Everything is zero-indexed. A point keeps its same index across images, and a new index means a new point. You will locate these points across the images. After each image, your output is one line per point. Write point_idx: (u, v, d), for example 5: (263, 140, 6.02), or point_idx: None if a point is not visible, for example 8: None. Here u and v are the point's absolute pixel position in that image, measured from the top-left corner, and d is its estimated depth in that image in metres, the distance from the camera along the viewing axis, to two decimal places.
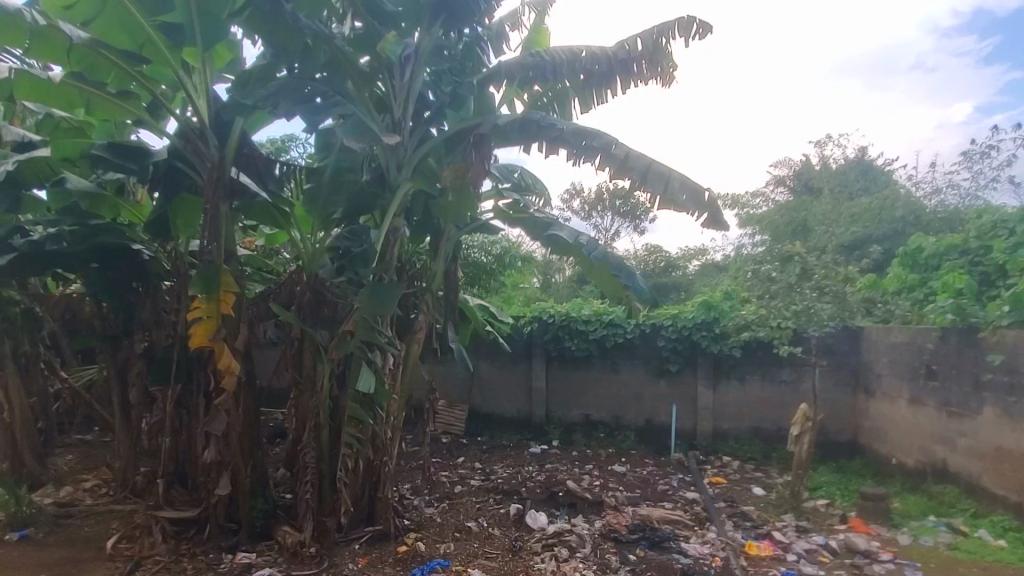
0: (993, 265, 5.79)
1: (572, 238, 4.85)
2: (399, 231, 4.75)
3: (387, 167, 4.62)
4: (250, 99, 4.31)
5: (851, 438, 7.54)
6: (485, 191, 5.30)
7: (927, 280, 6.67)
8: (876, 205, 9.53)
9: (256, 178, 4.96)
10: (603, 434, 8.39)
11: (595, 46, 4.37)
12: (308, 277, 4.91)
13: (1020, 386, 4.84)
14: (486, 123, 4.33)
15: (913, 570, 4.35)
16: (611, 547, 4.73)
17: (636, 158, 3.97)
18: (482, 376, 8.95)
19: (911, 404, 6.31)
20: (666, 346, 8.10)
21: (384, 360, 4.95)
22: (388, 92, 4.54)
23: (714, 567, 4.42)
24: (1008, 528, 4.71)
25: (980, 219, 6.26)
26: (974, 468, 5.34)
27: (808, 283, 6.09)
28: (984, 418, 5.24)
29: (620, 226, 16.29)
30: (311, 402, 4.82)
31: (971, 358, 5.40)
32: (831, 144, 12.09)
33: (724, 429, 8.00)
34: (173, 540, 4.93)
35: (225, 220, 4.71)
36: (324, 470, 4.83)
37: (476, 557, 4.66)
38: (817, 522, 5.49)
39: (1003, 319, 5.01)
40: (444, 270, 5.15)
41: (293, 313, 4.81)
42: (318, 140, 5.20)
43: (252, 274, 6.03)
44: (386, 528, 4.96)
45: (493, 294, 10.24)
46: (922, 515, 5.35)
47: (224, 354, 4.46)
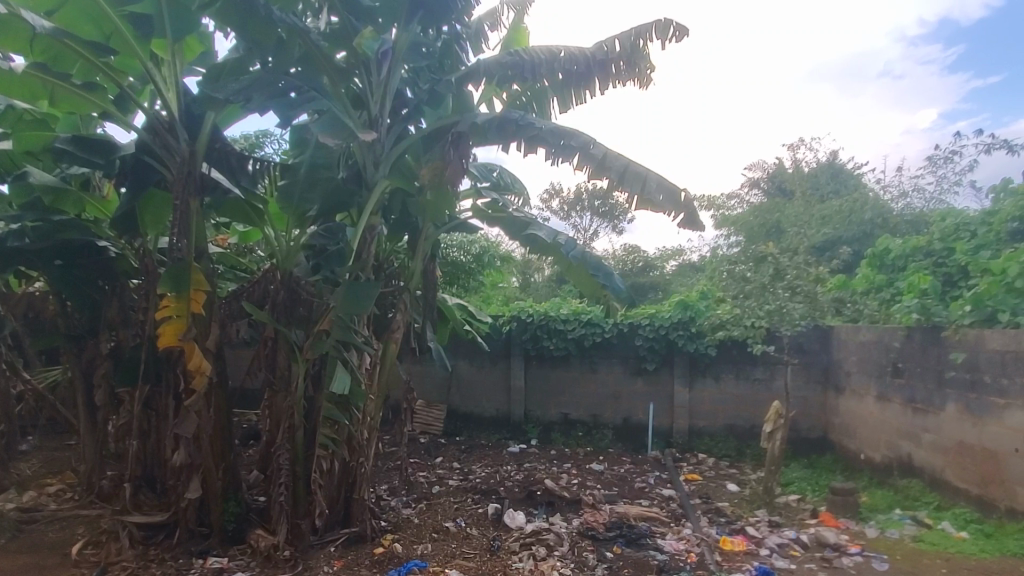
0: (956, 266, 6.00)
1: (551, 237, 4.86)
2: (376, 230, 4.70)
3: (364, 164, 4.58)
4: (222, 93, 4.20)
5: (821, 435, 7.72)
6: (463, 191, 5.28)
7: (894, 280, 6.86)
8: (846, 207, 9.79)
9: (228, 174, 4.86)
10: (581, 433, 8.44)
11: (574, 47, 4.37)
12: (283, 276, 4.82)
13: (980, 383, 5.02)
14: (464, 121, 4.32)
15: (880, 561, 4.48)
16: (588, 545, 4.76)
17: (614, 158, 4.00)
18: (461, 376, 8.92)
19: (879, 401, 6.49)
20: (643, 345, 8.19)
21: (360, 359, 4.89)
22: (365, 88, 4.49)
23: (690, 563, 4.48)
24: (970, 520, 4.89)
25: (943, 221, 6.47)
26: (937, 462, 5.53)
27: (781, 283, 6.23)
28: (947, 413, 5.42)
29: (598, 226, 16.42)
30: (286, 402, 4.73)
31: (935, 356, 5.58)
32: (803, 147, 12.38)
33: (700, 427, 8.12)
34: (141, 546, 4.79)
35: (196, 216, 4.62)
36: (298, 472, 4.75)
37: (454, 558, 4.64)
38: (789, 517, 5.62)
39: (965, 319, 5.19)
40: (422, 269, 5.12)
41: (266, 312, 4.72)
42: (293, 137, 5.11)
43: (225, 272, 5.90)
44: (363, 529, 4.91)
45: (471, 293, 10.20)
46: (889, 508, 5.51)
47: (194, 354, 4.33)
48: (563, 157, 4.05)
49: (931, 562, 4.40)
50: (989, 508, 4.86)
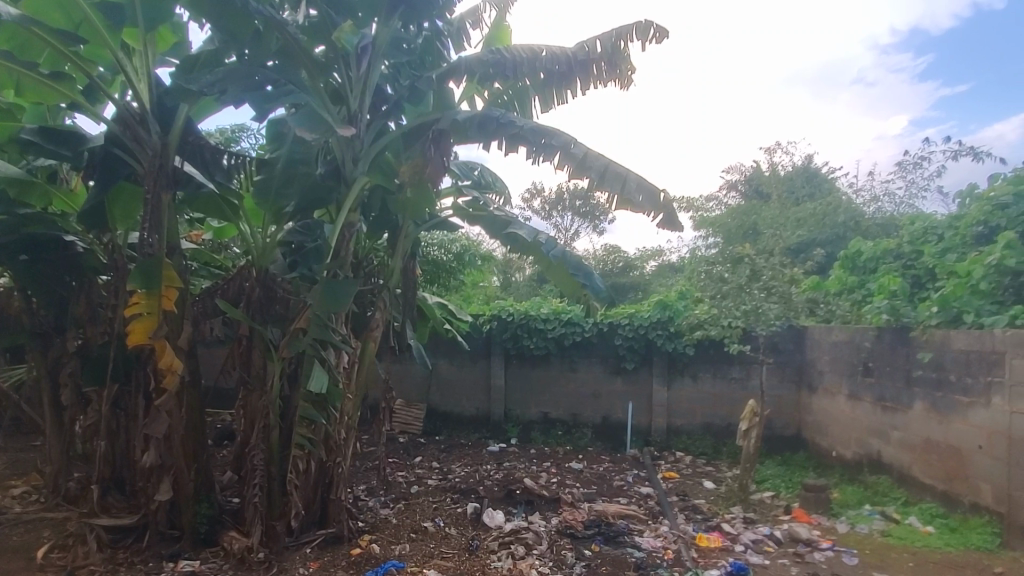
0: (924, 269, 6.18)
1: (531, 236, 4.85)
2: (355, 227, 4.65)
3: (343, 160, 4.55)
4: (196, 84, 4.11)
5: (795, 432, 7.88)
6: (444, 188, 5.24)
7: (866, 282, 7.05)
8: (820, 210, 10.00)
9: (201, 168, 4.75)
10: (561, 431, 8.47)
11: (555, 46, 4.37)
12: (258, 273, 4.74)
13: (945, 382, 5.17)
14: (444, 119, 4.30)
15: (850, 556, 4.59)
16: (567, 543, 4.78)
17: (595, 158, 4.01)
18: (441, 375, 8.88)
19: (850, 400, 6.65)
20: (622, 345, 8.25)
21: (338, 358, 4.82)
22: (344, 82, 4.43)
23: (667, 560, 4.53)
24: (935, 514, 5.04)
25: (912, 225, 6.66)
26: (905, 459, 5.69)
27: (757, 284, 6.33)
28: (914, 411, 5.58)
29: (579, 226, 16.49)
30: (260, 402, 4.65)
31: (903, 356, 5.74)
32: (779, 151, 12.62)
33: (678, 426, 8.22)
34: (109, 549, 4.66)
35: (168, 210, 4.51)
36: (273, 472, 4.67)
37: (432, 558, 4.61)
38: (763, 513, 5.72)
39: (932, 319, 5.35)
40: (402, 267, 5.08)
41: (241, 310, 4.63)
42: (269, 131, 5.02)
43: (199, 269, 5.77)
44: (340, 530, 4.84)
45: (452, 292, 10.16)
46: (858, 504, 5.66)
47: (165, 353, 4.23)
48: (544, 156, 4.04)
49: (898, 556, 4.52)
50: (953, 503, 5.02)
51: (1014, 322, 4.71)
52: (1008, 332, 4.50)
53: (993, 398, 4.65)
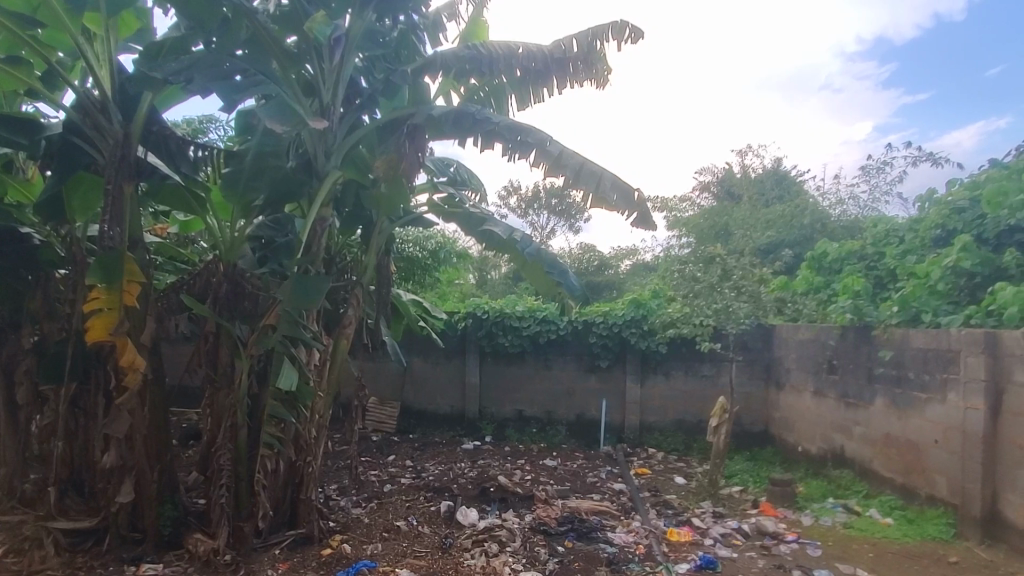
0: (885, 270, 6.40)
1: (507, 233, 4.84)
2: (327, 221, 4.57)
3: (315, 153, 4.45)
4: (160, 72, 3.98)
5: (763, 428, 8.08)
6: (419, 184, 5.20)
7: (831, 282, 7.27)
8: (788, 212, 10.24)
9: (166, 159, 4.60)
10: (535, 429, 8.50)
11: (532, 44, 4.36)
12: (226, 268, 4.60)
13: (904, 379, 5.37)
14: (419, 114, 4.26)
15: (814, 548, 4.72)
16: (540, 540, 4.80)
17: (570, 157, 4.02)
18: (415, 372, 8.83)
19: (815, 396, 6.85)
20: (597, 343, 8.32)
21: (309, 355, 4.73)
22: (316, 75, 4.35)
23: (638, 555, 4.59)
24: (894, 506, 5.24)
25: (876, 227, 6.89)
26: (866, 453, 5.89)
27: (728, 283, 6.45)
28: (875, 407, 5.77)
29: (555, 225, 16.58)
30: (228, 400, 4.53)
31: (865, 354, 5.94)
32: (750, 153, 12.89)
33: (650, 422, 8.34)
34: (67, 553, 4.49)
35: (130, 202, 4.35)
36: (241, 472, 4.56)
37: (404, 557, 4.57)
38: (732, 507, 5.85)
39: (893, 319, 5.54)
40: (375, 264, 5.02)
41: (208, 306, 4.49)
42: (238, 123, 4.88)
43: (164, 263, 5.59)
44: (310, 530, 4.77)
45: (427, 290, 10.10)
46: (822, 497, 5.83)
47: (127, 350, 4.09)
48: (519, 153, 4.04)
49: (859, 547, 4.68)
50: (911, 495, 5.22)
51: (968, 321, 4.91)
52: (963, 331, 4.68)
53: (948, 395, 4.84)
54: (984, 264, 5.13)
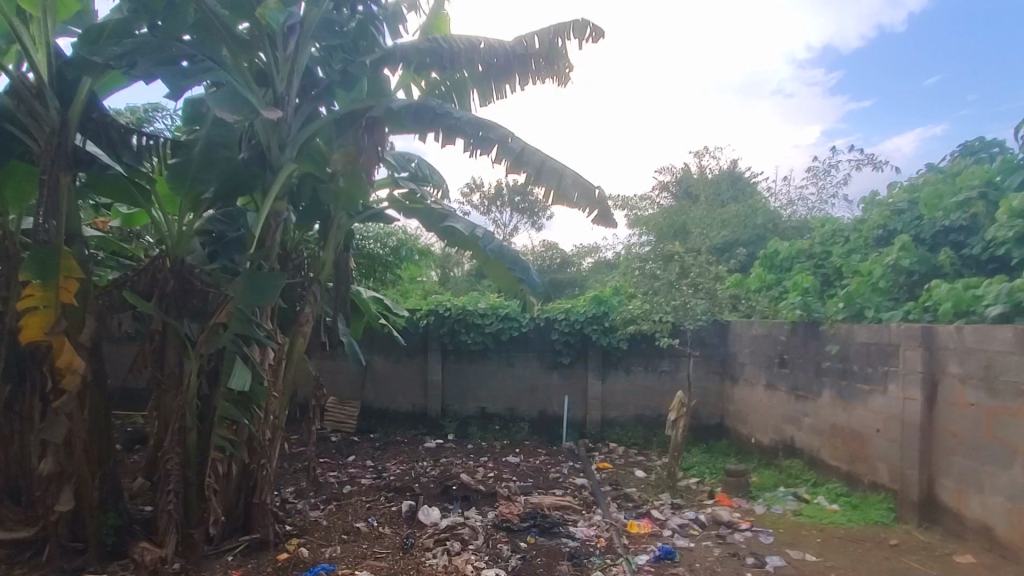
0: (832, 268, 6.71)
1: (468, 230, 4.79)
2: (282, 215, 4.43)
3: (268, 145, 4.30)
4: (101, 56, 3.78)
5: (719, 421, 8.32)
6: (379, 179, 5.10)
7: (782, 280, 7.53)
8: (742, 212, 10.58)
9: (106, 149, 4.36)
10: (498, 426, 8.50)
11: (494, 39, 4.31)
12: (173, 263, 4.34)
13: (850, 371, 5.62)
14: (378, 106, 4.18)
15: (766, 535, 4.89)
16: (503, 537, 4.79)
17: (531, 153, 4.00)
18: (376, 370, 8.70)
19: (767, 389, 7.10)
20: (559, 340, 8.39)
21: (262, 355, 4.56)
22: (269, 63, 4.22)
23: (599, 548, 4.65)
24: (840, 493, 5.50)
25: (823, 227, 7.19)
26: (815, 443, 6.15)
27: (686, 281, 6.61)
28: (823, 399, 6.03)
29: (518, 223, 16.72)
30: (176, 402, 4.31)
31: (813, 348, 6.21)
32: (707, 155, 13.25)
33: (611, 418, 8.47)
34: (3, 566, 4.22)
35: (67, 194, 4.10)
36: (190, 477, 4.37)
37: (364, 559, 4.49)
38: (689, 498, 6.00)
39: (839, 314, 5.80)
40: (334, 260, 4.90)
41: (152, 303, 4.27)
42: (185, 111, 4.66)
43: (106, 259, 5.29)
44: (265, 535, 4.61)
45: (389, 287, 9.95)
46: (774, 486, 6.06)
47: (64, 351, 3.86)
48: (481, 149, 4.00)
49: (808, 533, 4.88)
50: (855, 482, 5.49)
51: (907, 317, 5.17)
52: (902, 326, 4.94)
53: (889, 386, 5.10)
54: (921, 263, 5.40)
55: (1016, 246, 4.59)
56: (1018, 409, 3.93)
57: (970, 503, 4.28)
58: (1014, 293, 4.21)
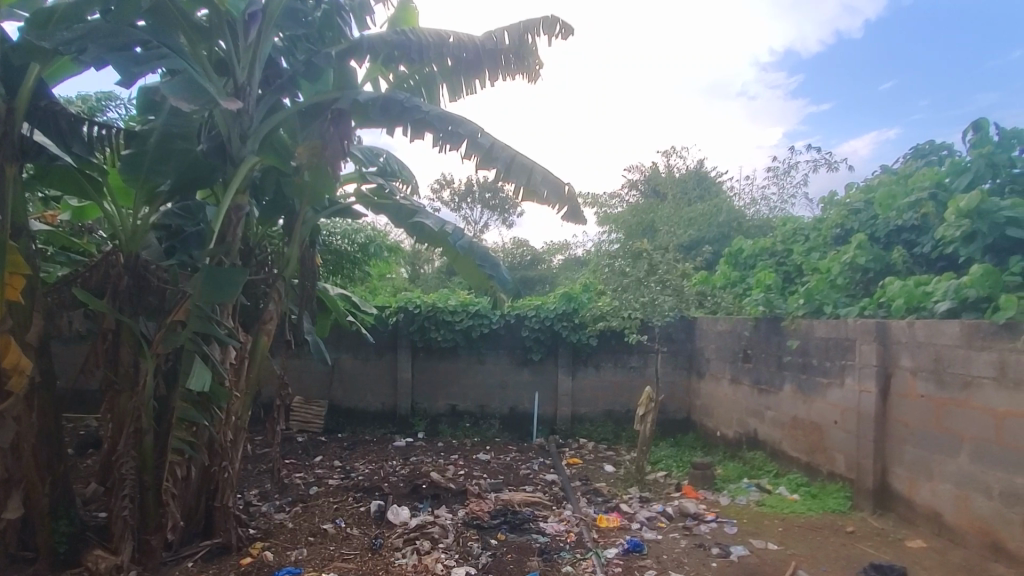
0: (793, 266, 6.91)
1: (438, 226, 4.74)
2: (243, 209, 4.28)
3: (229, 137, 4.16)
4: (49, 41, 3.58)
5: (685, 415, 8.50)
6: (346, 174, 5.00)
7: (745, 277, 7.72)
8: (708, 211, 10.80)
9: (55, 138, 4.07)
10: (468, 424, 8.46)
11: (463, 33, 4.25)
12: (127, 259, 4.15)
13: (809, 365, 5.81)
14: (345, 98, 4.09)
15: (730, 526, 5.01)
16: (473, 534, 4.77)
17: (501, 149, 3.97)
18: (344, 369, 8.56)
19: (732, 383, 7.28)
20: (529, 336, 8.41)
21: (223, 354, 4.40)
22: (230, 51, 4.08)
23: (569, 543, 4.68)
24: (800, 483, 5.68)
25: (784, 227, 7.39)
26: (777, 435, 6.34)
27: (654, 278, 6.69)
28: (784, 393, 6.22)
29: (488, 219, 16.72)
30: (131, 404, 4.13)
31: (775, 343, 6.40)
32: (675, 154, 13.47)
33: (581, 413, 8.54)
34: None
35: (12, 185, 3.86)
36: (147, 481, 4.19)
37: (331, 561, 4.41)
38: (657, 491, 6.11)
39: (800, 311, 6.01)
40: (299, 256, 4.78)
41: (105, 301, 4.06)
42: (138, 100, 4.46)
43: (55, 254, 5.02)
44: (227, 540, 4.48)
45: (357, 284, 9.79)
46: (738, 477, 6.22)
47: (9, 351, 3.64)
48: (450, 144, 3.95)
49: (771, 523, 5.01)
50: (815, 472, 5.68)
51: (863, 312, 5.36)
52: (858, 321, 5.13)
53: (846, 379, 5.28)
54: (877, 261, 5.59)
55: (963, 245, 4.80)
56: (965, 400, 4.13)
57: (921, 490, 4.48)
58: (961, 289, 4.38)
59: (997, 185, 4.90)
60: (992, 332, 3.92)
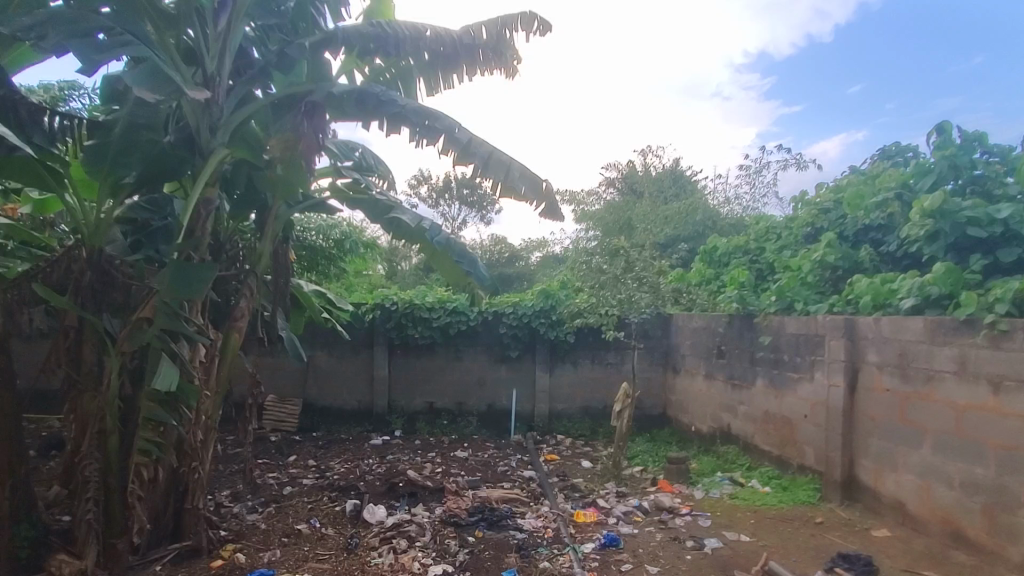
0: (765, 263, 7.06)
1: (415, 222, 4.69)
2: (213, 203, 4.17)
3: (198, 128, 4.04)
4: (5, 26, 3.41)
5: (661, 411, 8.61)
6: (320, 168, 4.90)
7: (720, 274, 7.85)
8: (684, 209, 10.94)
9: (14, 129, 3.85)
10: (446, 421, 8.42)
11: (441, 27, 4.20)
12: (90, 254, 3.97)
13: (781, 361, 5.94)
14: (319, 91, 4.02)
15: (704, 519, 5.09)
16: (450, 532, 4.75)
17: (478, 145, 3.94)
18: (319, 367, 8.43)
19: (706, 379, 7.40)
20: (507, 333, 8.39)
21: (192, 352, 4.33)
22: (198, 40, 3.96)
23: (547, 539, 4.69)
24: (772, 476, 5.81)
25: (758, 225, 7.53)
26: (749, 429, 6.48)
27: (630, 275, 6.74)
28: (757, 387, 6.35)
29: (466, 216, 16.65)
30: (94, 404, 3.98)
31: (748, 339, 6.53)
32: (651, 153, 13.60)
33: (559, 410, 8.58)
34: None
35: None
36: (112, 484, 4.07)
37: (306, 561, 4.34)
38: (634, 486, 6.17)
39: (772, 307, 6.14)
40: (271, 251, 4.68)
41: (67, 297, 3.90)
42: (102, 90, 4.30)
43: (15, 248, 4.80)
44: (197, 542, 4.37)
45: (333, 280, 9.64)
46: (712, 471, 6.33)
47: None
48: (427, 139, 3.91)
49: (743, 515, 5.12)
50: (785, 464, 5.81)
51: (832, 309, 5.49)
52: (827, 317, 5.26)
53: (816, 373, 5.41)
54: (845, 259, 5.72)
55: (927, 243, 4.95)
56: (928, 393, 4.27)
57: (886, 481, 4.62)
58: (924, 286, 4.51)
59: (958, 186, 5.08)
60: (953, 328, 4.06)
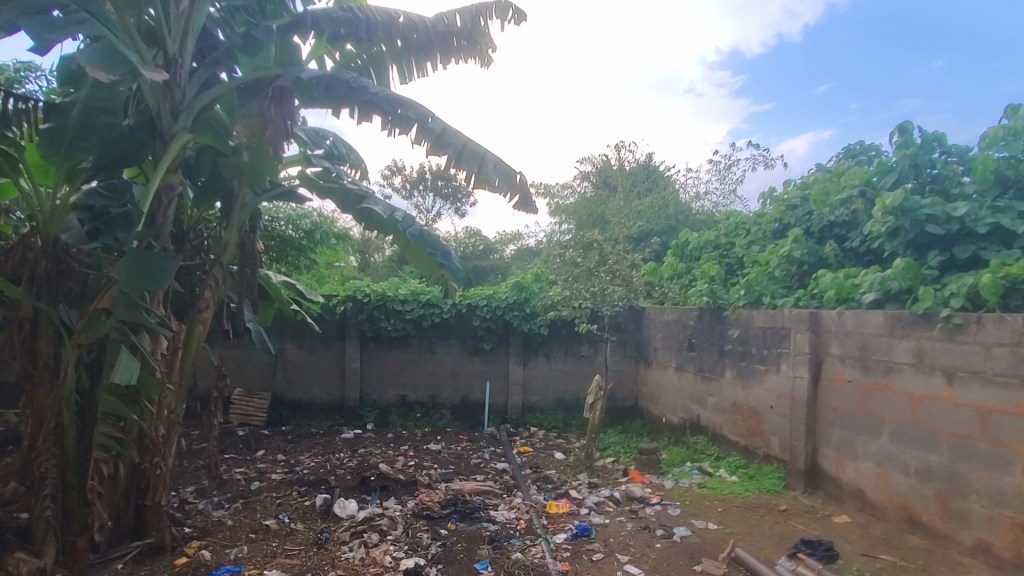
0: (735, 258, 7.22)
1: (387, 212, 4.60)
2: (175, 190, 4.02)
3: (158, 111, 3.88)
4: None
5: (633, 403, 8.73)
6: (289, 156, 4.78)
7: (691, 268, 7.99)
8: (657, 204, 11.05)
9: None
10: (419, 414, 8.38)
11: (414, 13, 4.12)
12: (44, 241, 3.77)
13: (748, 353, 6.08)
14: (287, 76, 3.90)
15: (674, 508, 5.20)
16: (423, 525, 4.72)
17: (452, 135, 3.90)
18: (289, 360, 8.27)
19: (677, 371, 7.53)
20: (480, 326, 8.37)
21: (154, 344, 4.19)
22: (159, 20, 3.82)
23: (519, 530, 4.71)
24: (738, 466, 5.96)
25: (728, 220, 7.67)
26: (717, 420, 6.62)
27: (604, 268, 6.77)
28: (725, 379, 6.48)
29: (440, 208, 16.51)
30: (49, 398, 3.81)
31: (718, 332, 6.66)
32: (625, 147, 13.68)
33: (532, 402, 8.61)
34: None
35: None
36: (69, 480, 3.91)
37: (274, 557, 4.26)
38: (605, 477, 6.25)
39: (740, 301, 6.29)
40: (237, 240, 4.54)
41: (20, 287, 3.70)
42: (58, 70, 4.07)
43: None
44: (161, 540, 4.24)
45: (303, 272, 9.44)
46: (682, 461, 6.45)
47: None
48: (399, 128, 3.84)
49: (711, 504, 5.23)
50: (752, 454, 5.97)
51: (798, 303, 5.64)
52: (793, 311, 5.40)
53: (782, 365, 5.56)
54: (811, 254, 5.88)
55: (888, 240, 5.12)
56: (886, 384, 4.43)
57: (847, 469, 4.78)
58: (885, 281, 4.66)
59: (918, 185, 5.24)
60: (911, 322, 4.21)
